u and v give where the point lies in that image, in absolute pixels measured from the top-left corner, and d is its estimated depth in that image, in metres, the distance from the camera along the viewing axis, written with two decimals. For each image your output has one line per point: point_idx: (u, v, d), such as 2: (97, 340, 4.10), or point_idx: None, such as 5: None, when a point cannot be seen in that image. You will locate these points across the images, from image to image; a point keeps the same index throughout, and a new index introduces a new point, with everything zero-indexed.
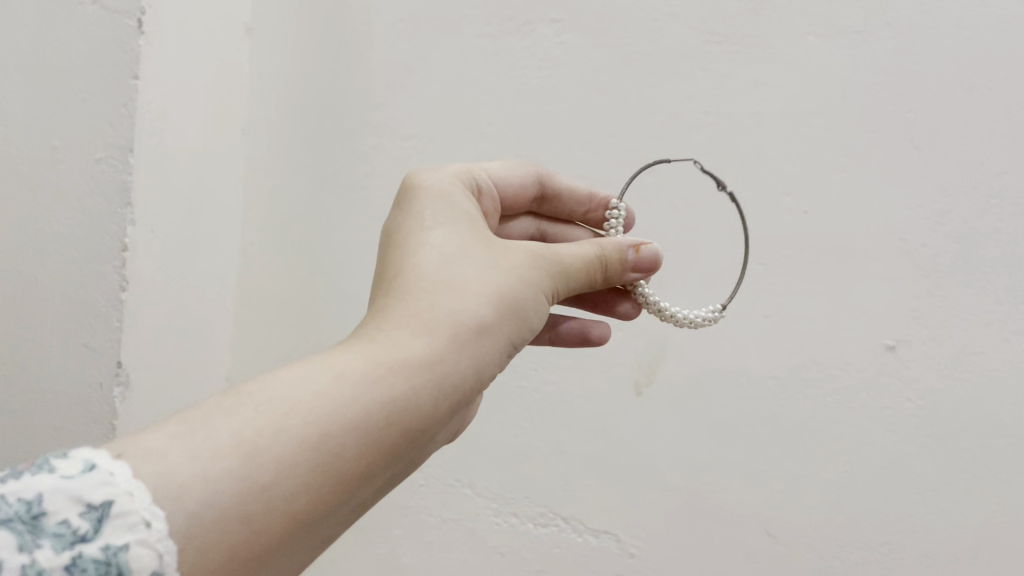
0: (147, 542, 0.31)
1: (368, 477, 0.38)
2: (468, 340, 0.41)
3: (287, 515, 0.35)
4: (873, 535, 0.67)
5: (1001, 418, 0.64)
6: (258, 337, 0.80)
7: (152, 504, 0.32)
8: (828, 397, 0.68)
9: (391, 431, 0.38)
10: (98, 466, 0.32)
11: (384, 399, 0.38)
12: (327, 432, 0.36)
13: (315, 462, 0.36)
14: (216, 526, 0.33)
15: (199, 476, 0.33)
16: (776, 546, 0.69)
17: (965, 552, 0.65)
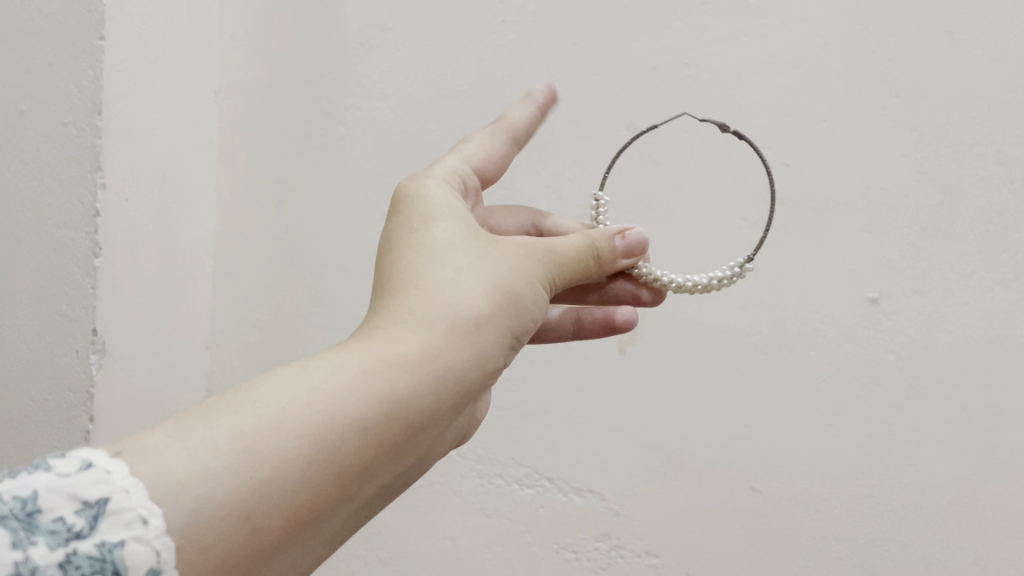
0: (143, 539, 0.30)
1: (372, 475, 0.36)
2: (473, 334, 0.39)
3: (285, 512, 0.33)
4: (857, 488, 0.67)
5: (984, 368, 0.64)
6: (238, 303, 0.79)
7: (147, 500, 0.30)
8: (811, 351, 0.67)
9: (394, 427, 0.36)
10: (94, 464, 0.31)
11: (385, 395, 0.36)
12: (326, 427, 0.34)
13: (314, 463, 0.34)
14: (216, 523, 0.31)
15: (196, 472, 0.32)
16: (760, 501, 0.69)
17: (948, 502, 0.65)
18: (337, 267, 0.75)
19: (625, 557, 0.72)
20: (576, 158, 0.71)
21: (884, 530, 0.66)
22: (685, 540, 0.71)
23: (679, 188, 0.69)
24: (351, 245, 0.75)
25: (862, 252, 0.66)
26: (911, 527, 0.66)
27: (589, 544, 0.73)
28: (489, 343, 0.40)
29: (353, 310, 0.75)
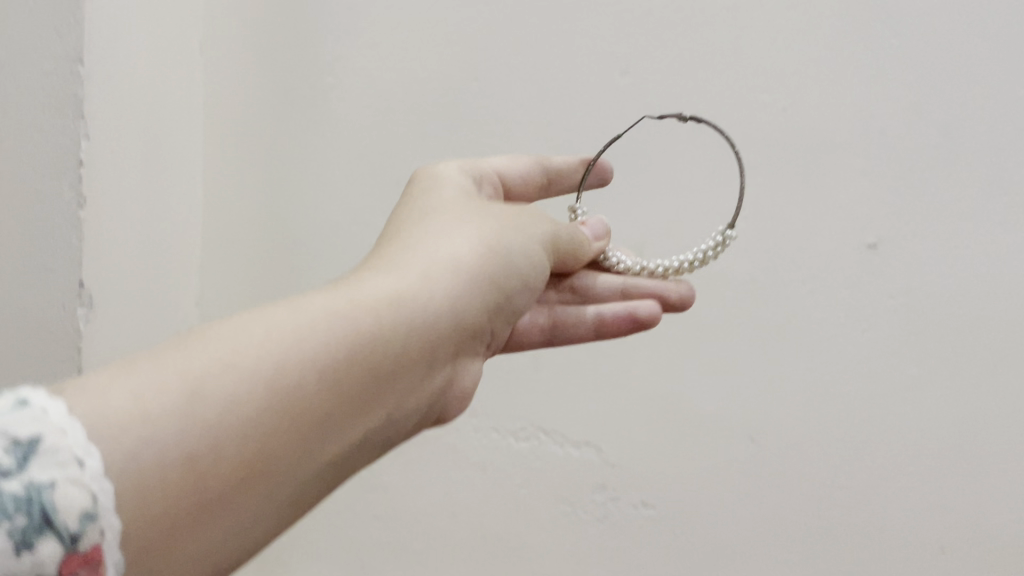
0: (79, 480, 0.27)
1: (326, 428, 0.36)
2: (423, 289, 0.41)
3: (238, 456, 0.32)
4: (855, 435, 0.66)
5: (983, 311, 0.63)
6: (228, 258, 0.78)
7: (85, 441, 0.28)
8: (809, 298, 0.66)
9: (348, 376, 0.37)
10: (29, 403, 0.28)
11: (341, 341, 0.37)
12: (281, 369, 0.34)
13: (267, 405, 0.33)
14: (161, 462, 0.30)
15: (142, 410, 0.30)
16: (756, 450, 0.68)
17: (946, 447, 0.64)
18: (328, 221, 0.75)
19: (621, 509, 0.72)
20: (568, 105, 0.70)
21: (882, 477, 0.66)
22: (682, 490, 0.70)
23: (674, 134, 0.68)
24: (341, 199, 0.74)
25: (860, 197, 0.65)
26: (909, 474, 0.65)
27: (585, 496, 0.73)
28: (440, 300, 0.41)
29: (344, 265, 0.75)
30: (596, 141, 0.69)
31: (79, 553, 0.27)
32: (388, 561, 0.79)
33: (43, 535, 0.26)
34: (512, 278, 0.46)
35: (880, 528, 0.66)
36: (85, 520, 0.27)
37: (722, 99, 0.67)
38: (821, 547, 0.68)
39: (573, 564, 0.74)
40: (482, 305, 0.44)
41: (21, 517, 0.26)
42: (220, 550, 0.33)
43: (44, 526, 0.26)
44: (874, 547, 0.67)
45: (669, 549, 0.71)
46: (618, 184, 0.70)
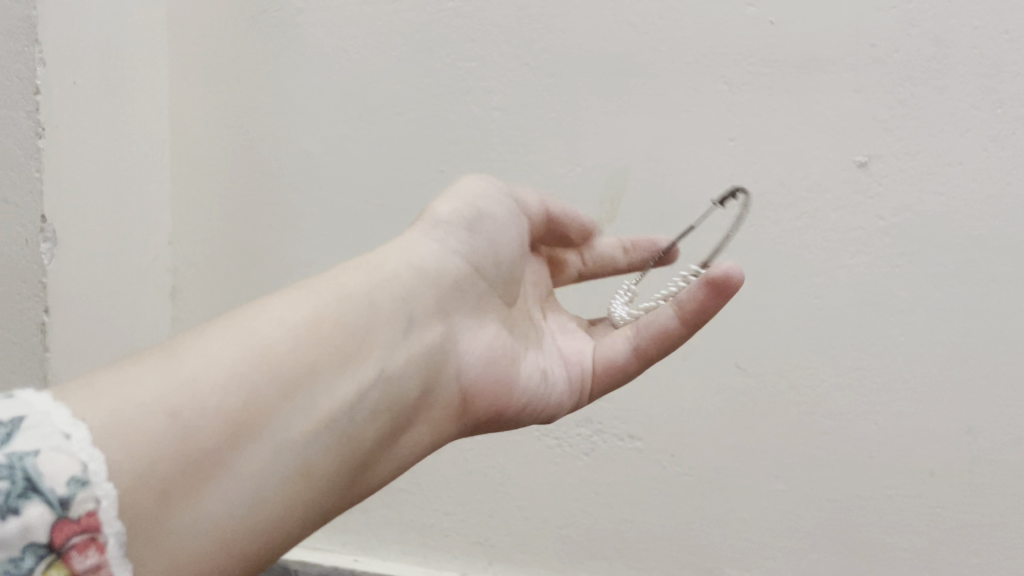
0: (66, 450, 0.27)
1: (315, 384, 0.35)
2: (392, 255, 0.42)
3: (220, 406, 0.32)
4: (844, 361, 0.64)
5: (978, 229, 0.61)
6: (199, 195, 0.76)
7: (71, 418, 0.28)
8: (798, 221, 0.64)
9: (325, 332, 0.37)
10: (17, 394, 0.29)
11: (311, 305, 0.37)
12: (253, 333, 0.35)
13: (240, 365, 0.33)
14: (144, 416, 0.30)
15: (121, 380, 0.31)
16: (744, 379, 0.67)
17: (937, 370, 0.63)
18: (299, 150, 0.73)
19: (608, 442, 0.70)
20: (546, 25, 0.66)
21: (872, 402, 0.64)
22: (669, 422, 0.69)
23: (657, 53, 0.65)
24: (312, 127, 0.72)
25: (851, 114, 0.62)
26: (899, 399, 0.64)
27: (571, 430, 0.71)
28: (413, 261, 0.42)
29: (315, 195, 0.73)
30: (577, 62, 0.66)
31: (73, 519, 0.26)
32: (371, 502, 0.77)
33: (29, 499, 0.26)
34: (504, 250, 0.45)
35: (870, 454, 0.65)
36: (75, 485, 0.27)
37: (708, 14, 0.63)
38: (810, 474, 0.67)
39: (558, 499, 0.72)
40: (468, 265, 0.43)
41: (6, 482, 0.26)
42: (227, 516, 0.31)
43: (29, 490, 0.26)
44: (864, 474, 0.66)
45: (655, 480, 0.70)
46: (599, 106, 0.67)
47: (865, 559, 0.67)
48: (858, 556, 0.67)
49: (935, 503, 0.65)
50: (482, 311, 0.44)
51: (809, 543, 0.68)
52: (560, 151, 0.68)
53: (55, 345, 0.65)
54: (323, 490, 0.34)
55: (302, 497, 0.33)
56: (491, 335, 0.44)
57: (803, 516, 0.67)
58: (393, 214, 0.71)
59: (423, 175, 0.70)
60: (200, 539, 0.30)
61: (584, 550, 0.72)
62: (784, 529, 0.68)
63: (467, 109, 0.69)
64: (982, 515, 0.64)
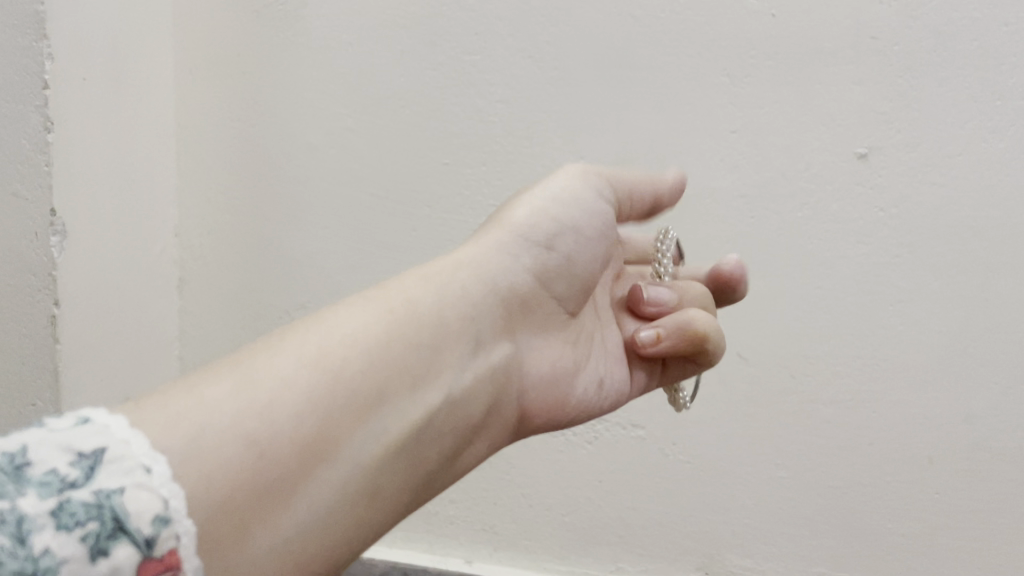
0: (148, 485, 0.26)
1: (387, 407, 0.36)
2: (460, 270, 0.42)
3: (303, 431, 0.32)
4: (845, 350, 0.65)
5: (976, 219, 0.61)
6: (206, 188, 0.77)
7: (150, 449, 0.27)
8: (799, 211, 0.65)
9: (397, 353, 0.37)
10: (92, 419, 0.27)
11: (381, 323, 0.38)
12: (327, 353, 0.35)
13: (320, 388, 0.34)
14: (224, 443, 0.30)
15: (198, 407, 0.30)
16: (746, 367, 0.68)
17: (937, 359, 0.64)
18: (304, 143, 0.73)
19: (611, 430, 0.72)
20: (550, 18, 0.67)
21: (870, 390, 0.65)
22: (672, 410, 0.70)
23: (659, 46, 0.65)
24: (317, 120, 0.73)
25: (851, 105, 0.63)
26: (898, 386, 0.65)
27: None
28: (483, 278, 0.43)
29: (321, 187, 0.73)
30: (580, 54, 0.67)
31: (157, 558, 0.25)
32: None
33: (117, 541, 0.25)
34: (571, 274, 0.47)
35: (869, 441, 0.66)
36: (159, 523, 0.26)
37: (709, 7, 0.64)
38: (810, 462, 0.68)
39: (562, 487, 0.73)
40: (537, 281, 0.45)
41: (94, 523, 0.25)
42: (303, 546, 0.31)
43: (118, 532, 0.25)
44: (863, 460, 0.67)
45: (657, 468, 0.71)
46: (603, 98, 0.67)
47: (866, 545, 0.68)
48: (857, 541, 0.68)
49: (933, 489, 0.66)
50: (541, 326, 0.46)
51: (809, 529, 0.69)
52: (564, 143, 0.68)
53: (65, 338, 0.66)
54: (389, 513, 0.35)
55: (370, 523, 0.34)
56: (551, 353, 0.47)
57: (803, 503, 0.68)
58: (398, 205, 0.72)
59: (427, 168, 0.71)
60: (277, 566, 0.31)
61: (587, 537, 0.73)
62: (784, 515, 0.69)
63: (471, 101, 0.69)
64: (980, 500, 0.65)
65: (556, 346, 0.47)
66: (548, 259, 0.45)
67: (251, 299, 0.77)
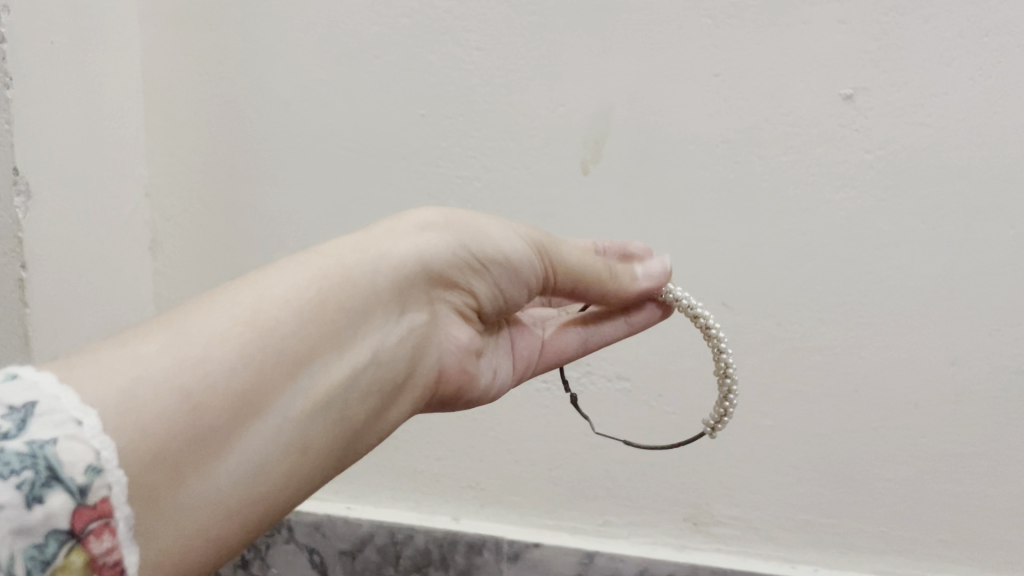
0: (80, 437, 0.29)
1: (315, 367, 0.38)
2: (398, 238, 0.43)
3: (231, 390, 0.34)
4: (831, 296, 0.65)
5: (962, 161, 0.61)
6: (174, 146, 0.74)
7: (81, 403, 0.30)
8: (784, 156, 0.63)
9: (327, 319, 0.39)
10: (20, 376, 0.30)
11: (315, 285, 0.39)
12: (261, 313, 0.37)
13: (248, 350, 0.35)
14: (155, 399, 0.32)
15: (130, 362, 0.33)
16: (732, 317, 0.67)
17: (922, 302, 0.63)
18: (276, 97, 0.71)
19: (596, 383, 0.71)
20: None
21: (857, 336, 0.65)
22: (657, 361, 0.69)
23: None
24: (288, 72, 0.70)
25: (835, 46, 0.61)
26: (884, 331, 0.64)
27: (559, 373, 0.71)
28: (419, 246, 0.43)
29: (293, 142, 0.71)
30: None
31: (90, 506, 0.29)
32: None
33: (51, 488, 0.28)
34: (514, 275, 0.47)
35: (855, 388, 0.66)
36: (92, 473, 0.29)
37: None
38: (797, 410, 0.67)
39: (547, 441, 0.73)
40: (470, 271, 0.45)
41: (29, 472, 0.27)
42: (232, 491, 0.34)
43: (51, 480, 0.28)
44: (850, 408, 0.66)
45: (643, 420, 0.70)
46: (582, 44, 0.65)
47: (853, 491, 0.67)
48: (845, 489, 0.67)
49: (919, 435, 0.65)
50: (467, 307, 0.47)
51: (797, 478, 0.68)
52: (545, 91, 0.66)
53: (34, 301, 0.64)
54: (318, 470, 0.38)
55: (297, 479, 0.37)
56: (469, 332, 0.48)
57: (791, 452, 0.68)
58: (374, 159, 0.70)
59: (402, 121, 0.69)
60: (210, 510, 0.33)
61: (574, 491, 0.73)
62: (772, 465, 0.68)
63: (446, 50, 0.67)
64: (964, 444, 0.65)
65: (473, 329, 0.49)
66: (485, 261, 0.45)
67: (225, 258, 0.75)
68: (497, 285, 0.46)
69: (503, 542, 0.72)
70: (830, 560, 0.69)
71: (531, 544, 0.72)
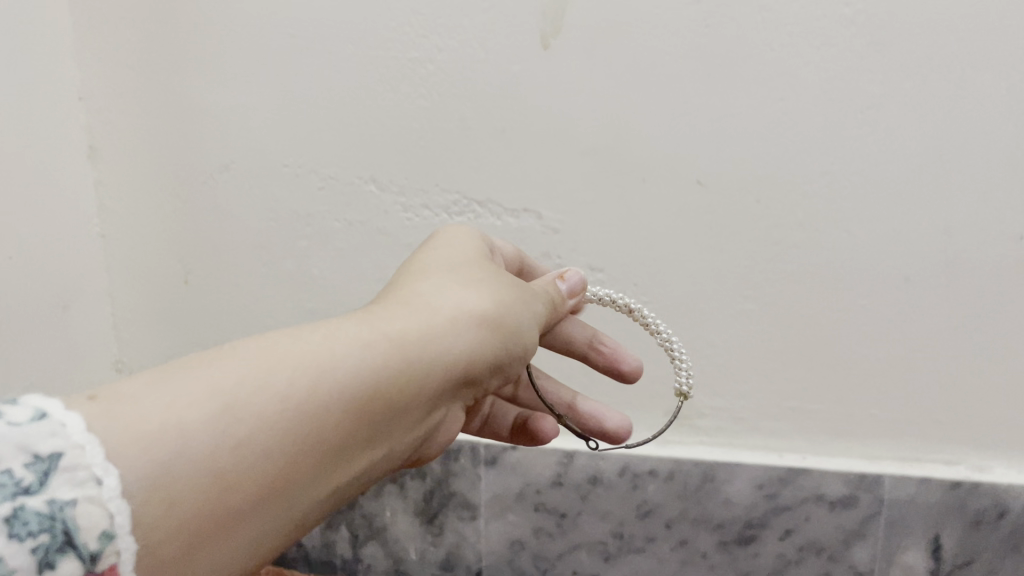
0: (97, 500, 0.25)
1: (341, 463, 0.33)
2: (453, 324, 0.38)
3: (265, 480, 0.30)
4: (812, 166, 0.60)
5: (948, 10, 0.55)
6: (103, 44, 0.68)
7: (105, 459, 0.25)
8: (758, 16, 0.58)
9: (370, 418, 0.34)
10: (47, 415, 0.25)
11: (375, 370, 0.34)
12: (316, 396, 0.32)
13: (296, 441, 0.31)
14: (193, 472, 0.27)
15: (174, 424, 0.27)
16: (708, 197, 0.62)
17: (909, 170, 0.59)
18: None
19: None
20: None
21: (841, 208, 0.60)
22: (629, 249, 0.65)
23: None
24: None
25: None
26: (869, 202, 0.60)
27: None
28: (472, 335, 0.39)
29: (230, 31, 0.64)
30: None
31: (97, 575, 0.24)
32: None
33: (65, 555, 0.23)
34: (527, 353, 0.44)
35: (842, 265, 0.62)
36: (104, 539, 0.24)
37: None
38: (780, 292, 0.63)
39: None
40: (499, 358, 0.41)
41: (45, 535, 0.23)
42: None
43: (66, 545, 0.23)
44: (835, 286, 0.62)
45: (619, 311, 0.66)
46: None
47: (840, 374, 0.64)
48: (833, 372, 0.64)
49: (911, 311, 0.61)
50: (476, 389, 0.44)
51: (781, 363, 0.65)
52: None
53: None
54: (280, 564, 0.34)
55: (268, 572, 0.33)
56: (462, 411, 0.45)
57: (774, 337, 0.64)
58: (319, 46, 0.64)
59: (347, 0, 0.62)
60: None
61: None
62: (755, 352, 0.65)
63: None
64: (958, 319, 0.61)
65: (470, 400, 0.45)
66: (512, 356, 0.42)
67: (168, 165, 0.69)
68: (511, 371, 0.44)
69: (480, 447, 0.69)
70: (819, 448, 0.66)
71: (508, 447, 0.69)
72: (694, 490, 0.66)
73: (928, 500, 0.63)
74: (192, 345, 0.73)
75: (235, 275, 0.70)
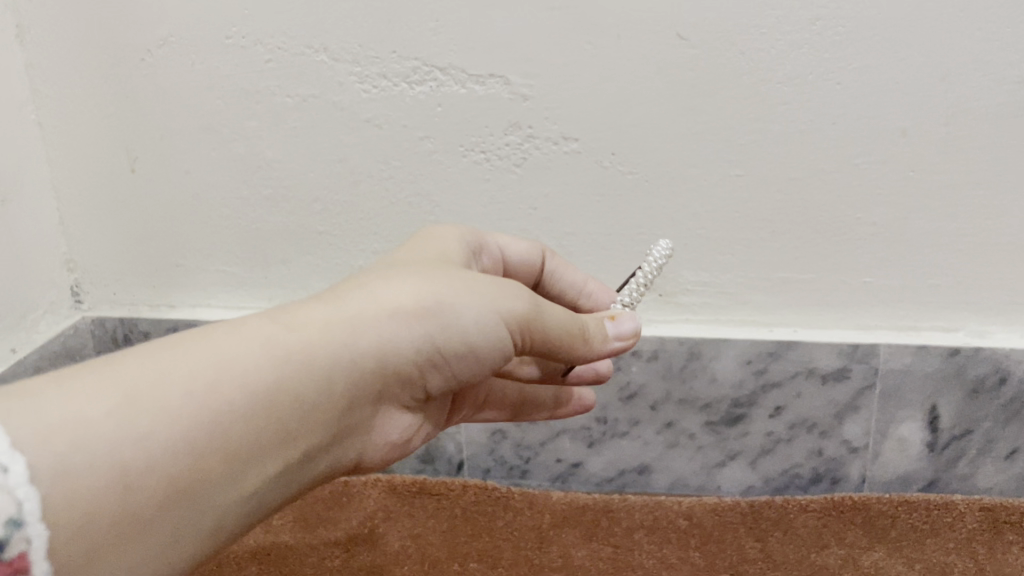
0: (3, 486, 0.23)
1: (256, 458, 0.30)
2: (379, 313, 0.34)
3: (163, 475, 0.26)
4: (801, 11, 0.54)
5: None
6: None
7: (7, 445, 0.23)
8: None
9: (281, 414, 0.30)
10: None
11: (280, 365, 0.30)
12: (215, 389, 0.28)
13: (194, 437, 0.27)
14: (88, 464, 0.25)
15: (67, 419, 0.25)
16: (689, 51, 0.56)
17: (909, 10, 0.53)
18: None
19: (540, 147, 0.61)
20: None
21: (834, 57, 0.55)
22: (606, 116, 0.59)
23: None
24: None
25: None
26: (864, 50, 0.55)
27: (498, 139, 0.61)
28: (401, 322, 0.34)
29: None
30: None
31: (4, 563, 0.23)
32: (290, 250, 0.68)
33: None
34: (488, 350, 0.37)
35: (833, 121, 0.57)
36: (9, 524, 0.23)
37: None
38: (769, 153, 0.58)
39: (490, 220, 0.64)
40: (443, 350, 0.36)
41: None
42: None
43: None
44: (824, 146, 0.57)
45: (596, 184, 0.62)
46: None
47: (833, 240, 0.60)
48: (825, 238, 0.60)
49: (906, 168, 0.57)
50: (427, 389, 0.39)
51: (769, 232, 0.61)
52: None
53: None
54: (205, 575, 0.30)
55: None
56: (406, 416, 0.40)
57: (760, 202, 0.60)
58: None
59: None
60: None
61: None
62: (740, 220, 0.61)
63: None
64: (956, 174, 0.57)
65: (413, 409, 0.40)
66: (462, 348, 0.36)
67: (102, 41, 0.63)
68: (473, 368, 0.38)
69: None
70: (812, 320, 0.63)
71: None
72: (678, 370, 0.64)
73: (924, 371, 0.61)
74: (147, 239, 0.70)
75: (186, 163, 0.66)
